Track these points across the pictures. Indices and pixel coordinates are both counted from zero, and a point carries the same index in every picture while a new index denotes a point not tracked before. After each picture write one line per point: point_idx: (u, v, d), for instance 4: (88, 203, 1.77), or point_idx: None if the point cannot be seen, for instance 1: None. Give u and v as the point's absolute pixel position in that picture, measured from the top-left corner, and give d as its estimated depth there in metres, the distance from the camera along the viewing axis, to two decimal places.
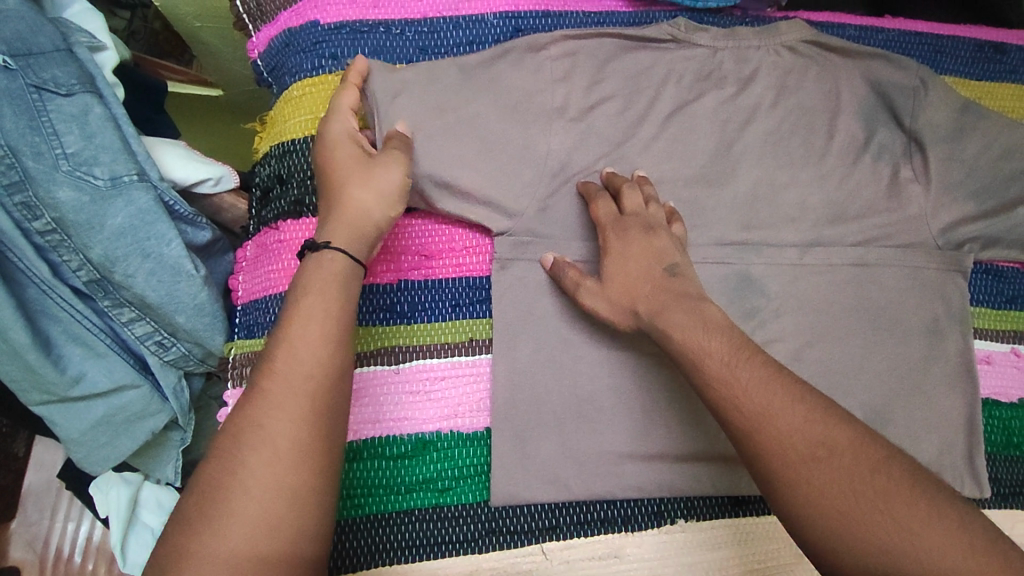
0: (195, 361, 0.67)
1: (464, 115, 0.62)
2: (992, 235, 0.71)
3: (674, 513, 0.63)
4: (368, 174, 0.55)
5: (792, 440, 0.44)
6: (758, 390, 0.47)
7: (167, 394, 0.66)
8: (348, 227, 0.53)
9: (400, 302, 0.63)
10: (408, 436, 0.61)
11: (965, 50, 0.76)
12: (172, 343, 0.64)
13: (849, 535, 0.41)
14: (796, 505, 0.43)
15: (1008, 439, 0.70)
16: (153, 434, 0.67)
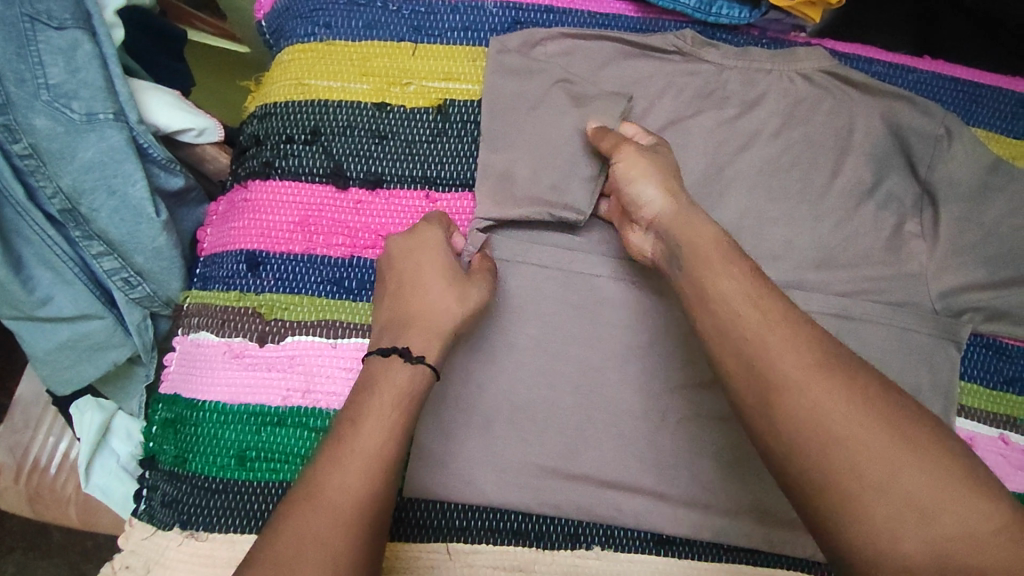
0: (162, 303, 0.68)
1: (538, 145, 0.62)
2: (999, 308, 0.65)
3: (591, 538, 0.60)
4: (463, 289, 0.55)
5: (819, 403, 0.40)
6: (775, 343, 0.42)
7: (130, 330, 0.67)
8: (432, 332, 0.52)
9: (350, 278, 0.61)
10: (334, 412, 0.58)
11: (1006, 103, 0.69)
12: (138, 282, 0.65)
13: (880, 515, 0.37)
14: (818, 471, 0.39)
15: None
16: (115, 366, 0.69)
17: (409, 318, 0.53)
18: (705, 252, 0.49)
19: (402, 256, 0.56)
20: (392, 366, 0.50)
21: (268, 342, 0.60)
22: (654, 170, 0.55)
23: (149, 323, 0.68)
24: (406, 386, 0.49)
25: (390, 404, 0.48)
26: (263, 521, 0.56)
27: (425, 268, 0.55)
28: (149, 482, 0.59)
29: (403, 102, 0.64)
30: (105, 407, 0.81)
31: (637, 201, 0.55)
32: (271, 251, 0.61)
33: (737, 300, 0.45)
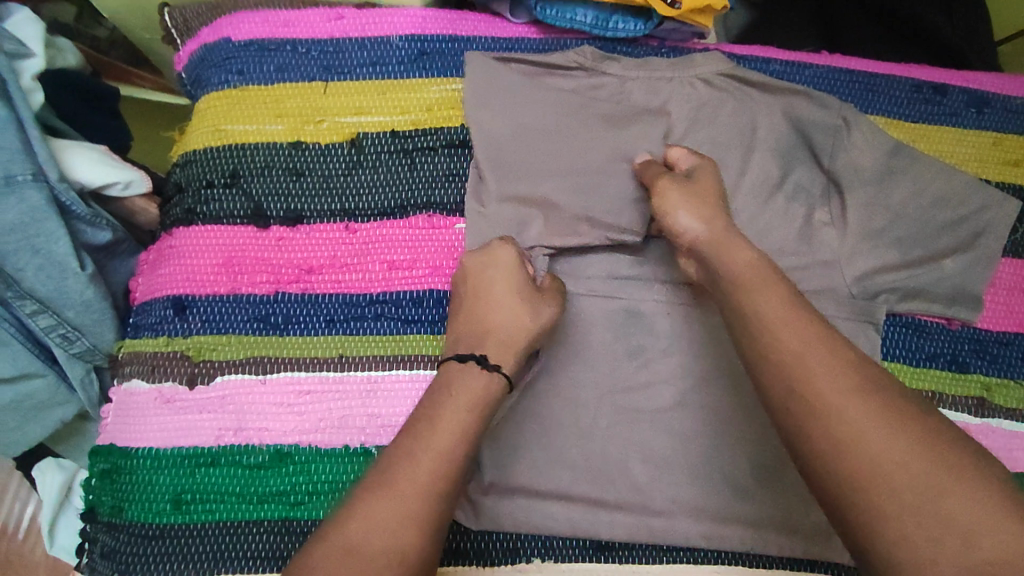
0: (102, 355, 0.68)
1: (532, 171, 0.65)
2: (913, 287, 0.67)
3: (531, 551, 0.60)
4: (536, 303, 0.59)
5: (829, 394, 0.44)
6: (817, 367, 0.45)
7: (75, 385, 0.67)
8: (507, 344, 0.56)
9: (275, 314, 0.62)
10: (265, 446, 0.60)
11: (900, 90, 0.72)
12: (77, 336, 0.65)
13: (907, 535, 0.39)
14: (850, 494, 0.41)
15: None
16: (62, 424, 0.69)
17: (486, 327, 0.57)
18: (747, 281, 0.52)
19: (478, 272, 0.60)
20: (468, 372, 0.54)
21: (197, 383, 0.61)
22: (692, 200, 0.58)
23: (94, 377, 0.69)
24: (483, 394, 0.53)
25: (465, 407, 0.51)
26: (200, 562, 0.57)
27: (499, 282, 0.59)
28: (90, 535, 0.59)
29: (318, 139, 0.67)
30: (66, 467, 0.78)
31: (676, 227, 0.58)
32: (197, 294, 0.63)
33: (775, 325, 0.48)
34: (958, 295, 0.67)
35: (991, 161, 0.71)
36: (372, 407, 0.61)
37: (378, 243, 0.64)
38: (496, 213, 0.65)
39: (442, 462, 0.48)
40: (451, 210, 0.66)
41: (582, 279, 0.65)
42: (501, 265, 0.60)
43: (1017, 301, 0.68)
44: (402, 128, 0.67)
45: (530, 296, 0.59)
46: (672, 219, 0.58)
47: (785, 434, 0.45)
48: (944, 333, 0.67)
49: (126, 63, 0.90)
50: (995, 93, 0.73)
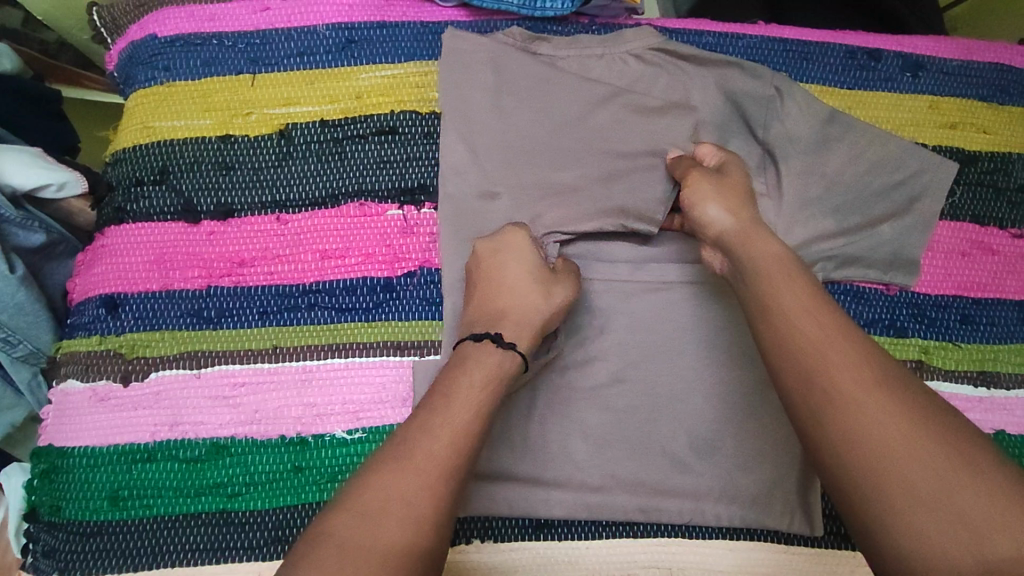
0: (47, 358, 0.68)
1: (527, 155, 0.66)
2: (851, 254, 0.66)
3: (469, 532, 0.59)
4: (550, 286, 0.59)
5: (834, 364, 0.44)
6: (831, 345, 0.45)
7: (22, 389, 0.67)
8: (525, 324, 0.56)
9: (208, 308, 0.62)
10: (202, 440, 0.60)
11: (834, 57, 0.72)
12: (17, 339, 0.65)
13: (911, 515, 0.38)
14: (863, 485, 0.40)
15: None
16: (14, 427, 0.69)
17: (500, 310, 0.57)
18: (772, 273, 0.51)
19: (489, 256, 0.60)
20: (484, 349, 0.53)
21: (131, 381, 0.61)
22: (720, 192, 0.58)
23: (42, 380, 0.69)
24: (496, 371, 0.52)
25: (481, 384, 0.51)
26: (139, 556, 0.57)
27: (513, 266, 0.59)
28: (31, 536, 0.59)
29: (247, 132, 0.66)
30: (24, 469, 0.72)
31: (702, 210, 0.59)
32: (129, 291, 0.63)
33: (795, 314, 0.48)
34: (894, 260, 0.66)
35: (928, 125, 0.71)
36: (308, 397, 0.61)
37: (309, 233, 0.64)
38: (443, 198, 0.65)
39: (460, 437, 0.47)
40: (382, 197, 0.65)
41: None
42: (516, 254, 0.60)
43: (956, 266, 0.67)
44: (331, 116, 0.67)
45: (548, 283, 0.59)
46: (700, 203, 0.59)
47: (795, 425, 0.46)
48: (882, 298, 0.66)
49: (74, 65, 0.88)
50: (930, 57, 0.73)
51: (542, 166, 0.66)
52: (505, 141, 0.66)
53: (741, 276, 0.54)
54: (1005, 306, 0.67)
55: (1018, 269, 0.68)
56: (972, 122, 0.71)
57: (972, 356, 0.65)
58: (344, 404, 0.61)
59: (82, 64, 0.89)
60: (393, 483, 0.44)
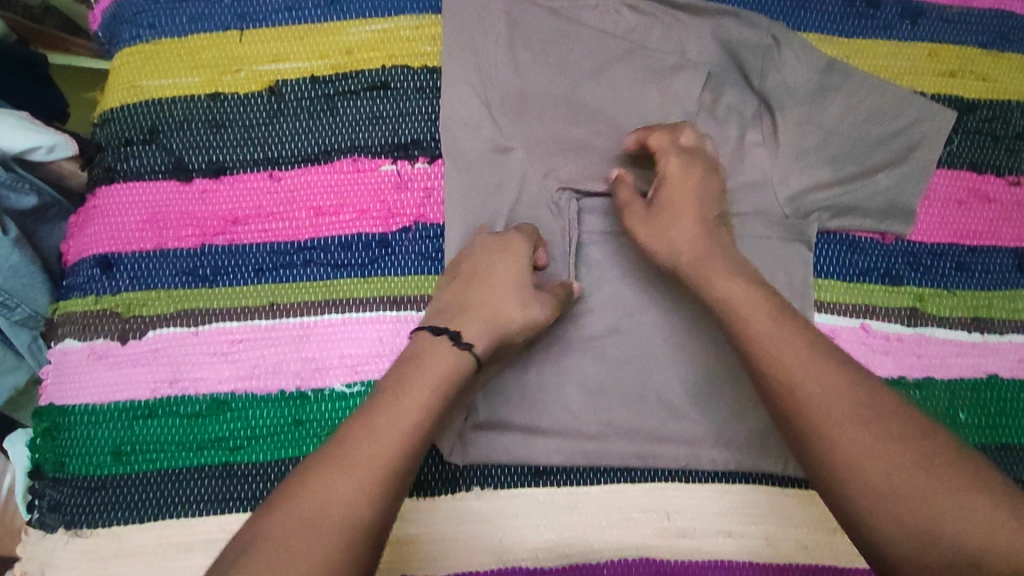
0: (45, 322, 0.68)
1: (527, 108, 0.65)
2: (846, 204, 0.65)
3: (470, 480, 0.60)
4: (527, 301, 0.57)
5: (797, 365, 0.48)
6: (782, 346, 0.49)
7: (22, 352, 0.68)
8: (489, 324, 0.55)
9: (203, 266, 0.62)
10: (202, 395, 0.60)
11: (833, 5, 0.70)
12: (16, 303, 0.65)
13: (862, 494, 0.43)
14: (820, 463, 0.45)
15: None
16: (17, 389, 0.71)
17: (467, 308, 0.55)
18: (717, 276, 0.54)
19: (479, 256, 0.58)
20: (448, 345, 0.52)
21: (129, 339, 0.61)
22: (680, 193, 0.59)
23: (42, 343, 0.69)
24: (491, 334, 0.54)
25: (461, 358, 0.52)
26: (145, 509, 0.58)
27: (501, 266, 0.57)
28: (36, 492, 0.60)
29: (236, 89, 0.65)
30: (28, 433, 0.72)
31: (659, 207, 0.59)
32: (123, 251, 0.62)
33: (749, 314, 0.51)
34: (889, 209, 0.66)
35: (926, 73, 0.70)
36: (306, 352, 0.61)
37: (302, 189, 0.64)
38: (445, 151, 0.64)
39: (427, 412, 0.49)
40: (375, 152, 0.65)
41: (521, 210, 0.64)
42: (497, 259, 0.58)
43: (952, 214, 0.67)
44: (322, 72, 0.66)
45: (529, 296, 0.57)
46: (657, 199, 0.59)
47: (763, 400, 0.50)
48: (877, 247, 0.66)
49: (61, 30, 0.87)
50: (930, 4, 0.71)
51: (537, 119, 0.65)
52: (502, 92, 0.65)
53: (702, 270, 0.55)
54: (1001, 253, 0.67)
55: (1014, 217, 0.68)
56: (971, 70, 0.70)
57: (967, 302, 0.66)
58: (343, 358, 0.61)
59: (69, 29, 0.87)
60: (384, 442, 0.46)
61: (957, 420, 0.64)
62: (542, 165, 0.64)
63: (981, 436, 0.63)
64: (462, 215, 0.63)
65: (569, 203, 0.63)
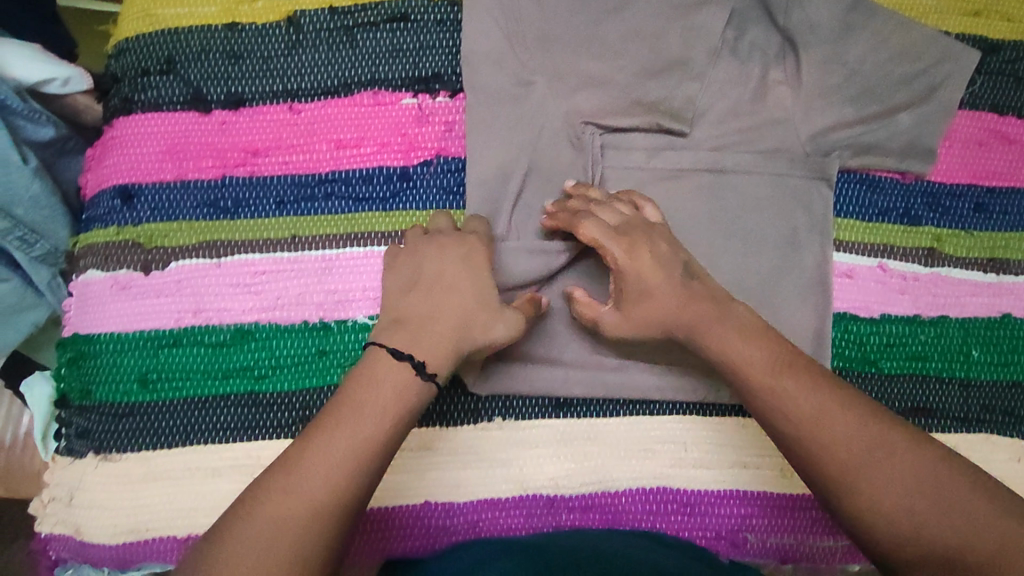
0: (65, 257, 0.68)
1: (545, 41, 0.63)
2: (867, 143, 0.65)
3: (491, 411, 0.62)
4: (488, 321, 0.53)
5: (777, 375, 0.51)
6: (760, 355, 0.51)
7: (42, 289, 0.68)
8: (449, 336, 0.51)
9: (225, 198, 0.62)
10: (226, 325, 0.61)
11: None
12: (36, 239, 0.65)
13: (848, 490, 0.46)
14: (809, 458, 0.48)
15: (876, 358, 0.64)
16: (38, 328, 0.70)
17: (428, 323, 0.51)
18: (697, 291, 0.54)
19: (439, 264, 0.54)
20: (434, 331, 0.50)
21: (152, 270, 0.61)
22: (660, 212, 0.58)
23: (61, 282, 0.69)
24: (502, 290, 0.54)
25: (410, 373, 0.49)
26: (172, 435, 0.59)
27: (465, 278, 0.54)
28: (63, 420, 0.61)
29: (253, 20, 0.64)
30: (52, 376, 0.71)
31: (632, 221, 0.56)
32: (144, 182, 0.62)
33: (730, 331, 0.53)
34: (910, 149, 0.65)
35: (951, 12, 0.69)
36: (329, 284, 0.62)
37: (323, 122, 0.63)
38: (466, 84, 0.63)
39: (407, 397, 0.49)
40: (396, 86, 0.64)
41: (540, 145, 0.63)
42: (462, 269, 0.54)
43: (972, 155, 0.67)
44: (342, 3, 0.65)
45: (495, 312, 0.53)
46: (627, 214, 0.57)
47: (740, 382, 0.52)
48: (896, 187, 0.66)
49: None
50: None
51: (555, 53, 0.63)
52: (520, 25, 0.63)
53: (680, 279, 0.54)
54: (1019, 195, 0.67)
55: None
56: (997, 10, 0.70)
57: (984, 243, 0.66)
58: (365, 291, 0.62)
59: None
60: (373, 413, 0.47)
61: (969, 358, 0.65)
62: (562, 100, 0.63)
63: (992, 374, 0.65)
64: (483, 149, 0.62)
65: (591, 138, 0.64)
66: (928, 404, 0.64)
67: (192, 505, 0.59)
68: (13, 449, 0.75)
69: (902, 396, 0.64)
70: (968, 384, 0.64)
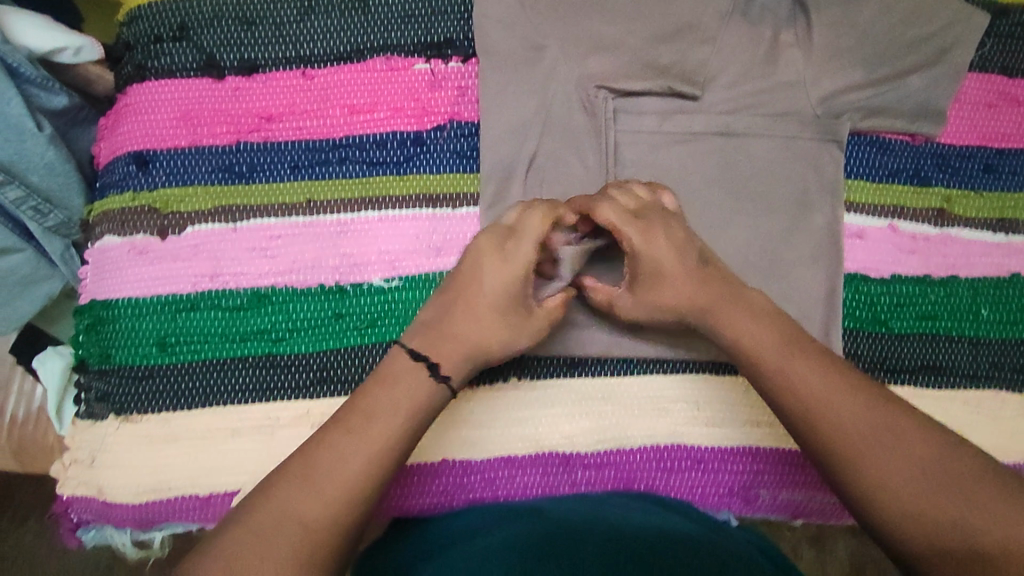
0: (79, 229, 0.68)
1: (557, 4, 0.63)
2: (878, 106, 0.65)
3: (507, 371, 0.62)
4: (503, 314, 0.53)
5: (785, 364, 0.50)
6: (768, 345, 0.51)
7: (56, 260, 0.67)
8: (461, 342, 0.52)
9: (239, 163, 0.62)
10: (243, 289, 0.61)
11: None
12: (49, 209, 0.65)
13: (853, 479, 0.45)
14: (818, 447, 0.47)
15: (886, 317, 0.65)
16: (50, 300, 0.69)
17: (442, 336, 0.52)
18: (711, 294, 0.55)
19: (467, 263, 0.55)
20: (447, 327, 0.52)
21: (169, 234, 0.62)
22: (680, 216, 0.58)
23: (75, 255, 0.69)
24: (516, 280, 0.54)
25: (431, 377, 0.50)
26: (191, 397, 0.60)
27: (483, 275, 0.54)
28: (83, 385, 0.61)
29: None
30: (65, 352, 0.71)
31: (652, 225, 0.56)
32: (159, 148, 0.63)
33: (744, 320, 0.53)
34: (921, 110, 0.65)
35: None
36: (344, 247, 0.62)
37: (336, 87, 0.64)
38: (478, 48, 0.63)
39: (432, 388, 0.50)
40: (409, 51, 0.64)
41: (551, 109, 0.63)
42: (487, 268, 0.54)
43: (982, 117, 0.68)
44: None
45: (508, 317, 0.54)
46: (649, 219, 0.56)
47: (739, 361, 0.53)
48: (907, 149, 0.67)
49: None
50: None
51: (566, 16, 0.63)
52: None
53: (691, 267, 0.55)
54: None
55: None
56: None
57: (993, 204, 0.67)
58: (380, 254, 0.62)
59: None
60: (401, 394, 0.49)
61: (978, 317, 0.65)
62: (575, 64, 0.63)
63: (1000, 332, 0.65)
64: (496, 113, 0.62)
65: (604, 102, 0.63)
66: (938, 362, 0.64)
67: (213, 465, 0.59)
68: (25, 425, 0.73)
69: (912, 354, 0.64)
70: (977, 342, 0.65)
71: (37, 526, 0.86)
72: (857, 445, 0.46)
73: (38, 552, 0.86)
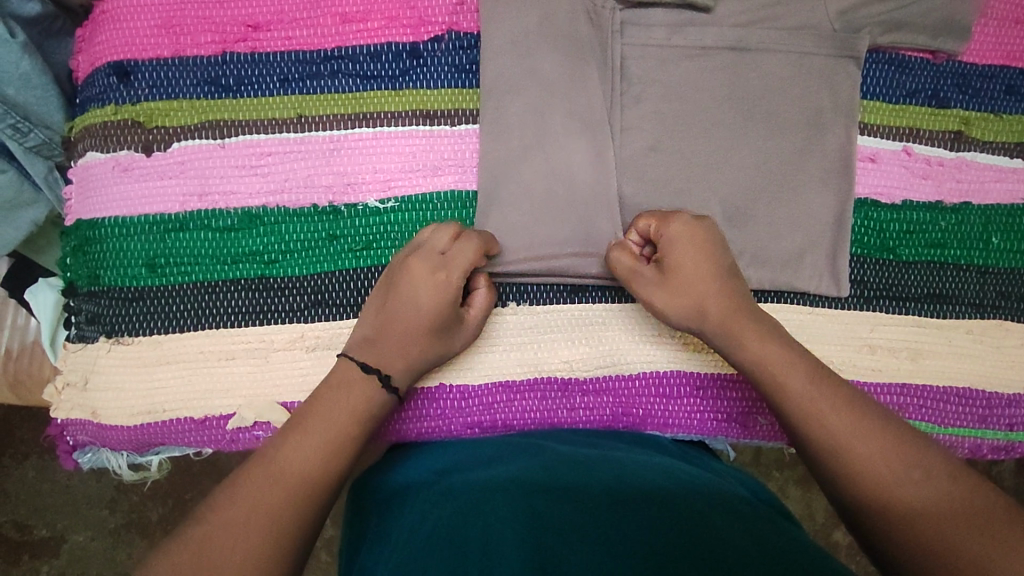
0: (61, 149, 0.65)
1: None
2: (899, 20, 0.61)
3: (505, 296, 0.61)
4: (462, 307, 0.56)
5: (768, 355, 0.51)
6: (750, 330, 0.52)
7: (39, 183, 0.64)
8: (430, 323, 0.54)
9: (226, 75, 0.59)
10: (233, 209, 0.59)
11: None
12: (29, 127, 0.62)
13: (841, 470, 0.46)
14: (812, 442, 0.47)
15: (891, 245, 0.63)
16: (36, 228, 0.64)
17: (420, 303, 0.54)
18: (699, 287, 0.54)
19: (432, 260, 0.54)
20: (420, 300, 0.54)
21: (154, 151, 0.59)
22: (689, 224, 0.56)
23: (58, 179, 0.66)
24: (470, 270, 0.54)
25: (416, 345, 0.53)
26: (184, 319, 0.59)
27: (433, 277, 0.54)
28: (73, 309, 0.60)
29: None
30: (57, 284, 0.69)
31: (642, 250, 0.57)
32: (140, 58, 0.59)
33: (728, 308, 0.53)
34: (946, 25, 0.62)
35: None
36: (337, 165, 0.60)
37: None
38: None
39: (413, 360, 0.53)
40: None
41: (553, 21, 0.59)
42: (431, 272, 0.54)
43: (1007, 34, 0.64)
44: None
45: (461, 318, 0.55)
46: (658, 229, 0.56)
47: (728, 340, 0.53)
48: (926, 67, 0.64)
49: None
50: None
51: None
52: None
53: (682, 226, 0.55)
54: None
55: None
56: None
57: (1013, 127, 0.64)
58: (376, 173, 0.60)
59: None
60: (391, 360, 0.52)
61: (988, 246, 0.64)
62: None
63: (1010, 260, 0.64)
64: (497, 25, 0.59)
65: (611, 14, 0.60)
66: (944, 291, 0.63)
67: (209, 386, 0.59)
68: (19, 359, 0.69)
69: (919, 283, 0.63)
70: (985, 271, 0.64)
71: (39, 462, 0.87)
72: (822, 420, 0.47)
73: (40, 487, 0.87)
